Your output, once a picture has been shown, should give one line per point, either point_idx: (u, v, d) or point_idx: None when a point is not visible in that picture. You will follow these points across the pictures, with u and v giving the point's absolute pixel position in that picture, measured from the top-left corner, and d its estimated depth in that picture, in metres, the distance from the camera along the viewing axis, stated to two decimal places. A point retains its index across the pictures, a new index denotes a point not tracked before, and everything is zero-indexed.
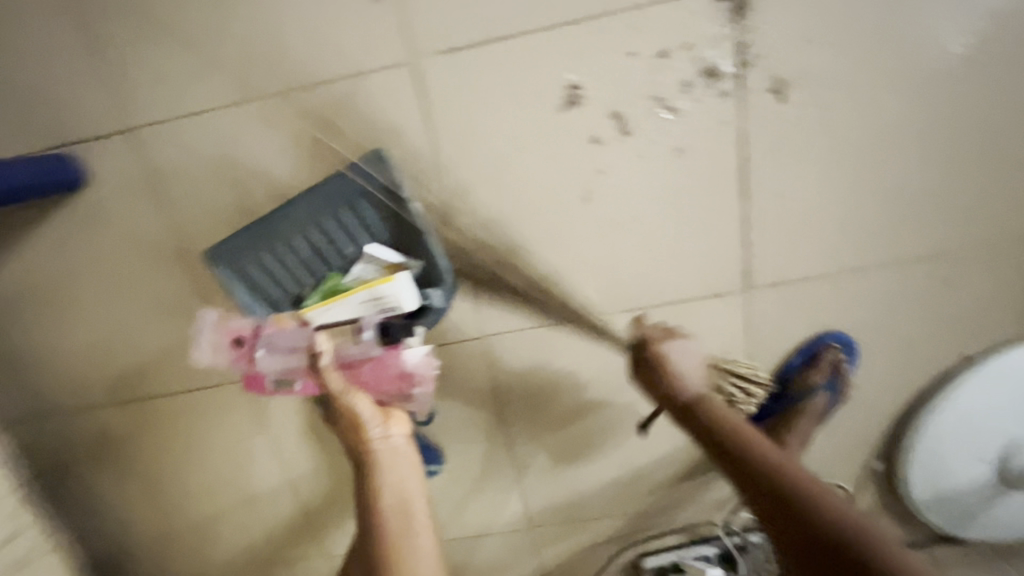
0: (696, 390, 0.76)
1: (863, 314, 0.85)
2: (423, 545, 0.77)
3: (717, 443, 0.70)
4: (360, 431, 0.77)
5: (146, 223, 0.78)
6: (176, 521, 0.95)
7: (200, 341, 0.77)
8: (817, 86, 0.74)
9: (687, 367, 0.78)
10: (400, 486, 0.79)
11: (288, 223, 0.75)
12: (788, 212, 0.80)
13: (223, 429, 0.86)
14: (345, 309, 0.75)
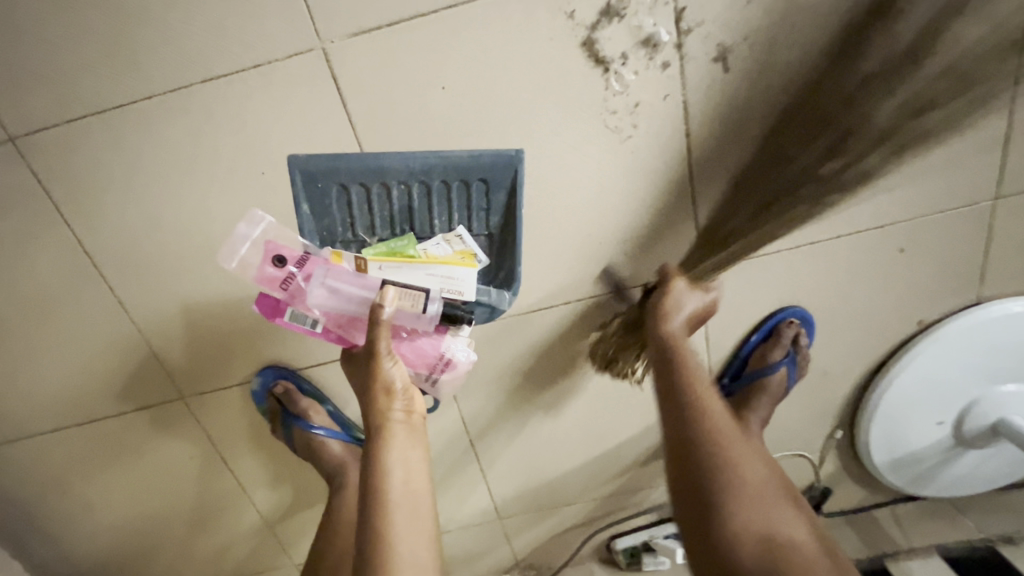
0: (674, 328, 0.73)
1: (817, 286, 0.81)
2: (423, 531, 0.68)
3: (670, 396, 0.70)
4: (384, 398, 0.71)
5: (56, 249, 0.74)
6: (154, 529, 0.99)
7: (242, 241, 0.66)
8: (764, 49, 0.66)
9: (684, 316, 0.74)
10: (407, 469, 0.71)
11: (397, 168, 0.68)
12: (740, 191, 0.74)
13: (186, 438, 0.89)
14: (413, 272, 0.68)
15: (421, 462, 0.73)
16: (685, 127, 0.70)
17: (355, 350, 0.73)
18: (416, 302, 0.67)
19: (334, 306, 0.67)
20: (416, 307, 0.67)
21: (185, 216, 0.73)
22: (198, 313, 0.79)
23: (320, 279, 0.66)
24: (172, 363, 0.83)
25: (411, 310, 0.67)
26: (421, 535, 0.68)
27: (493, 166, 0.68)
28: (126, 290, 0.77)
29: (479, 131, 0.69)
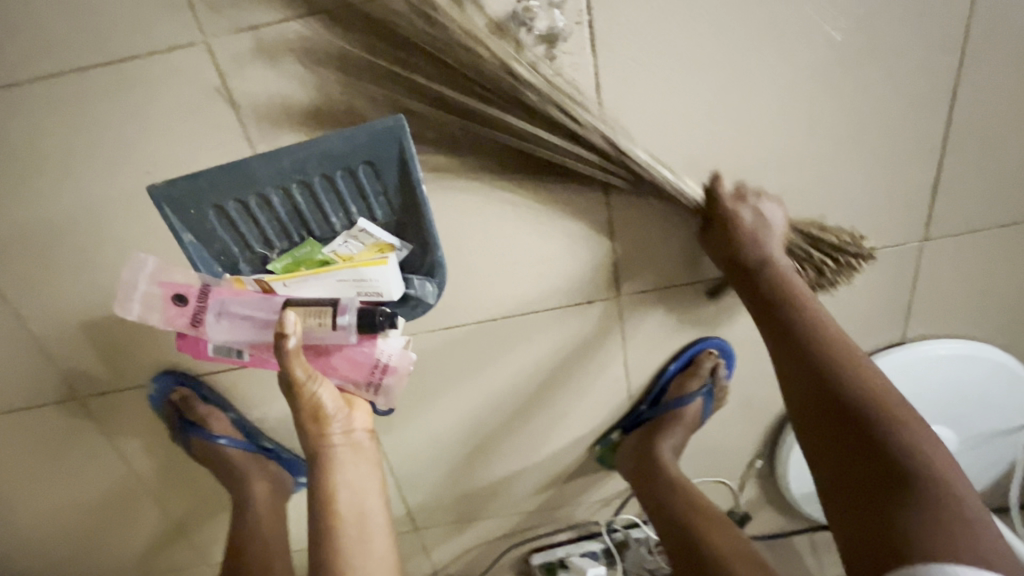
0: (767, 256, 0.64)
1: (738, 318, 0.79)
2: (376, 547, 0.69)
3: (773, 322, 0.61)
4: (318, 421, 0.68)
5: None
6: (55, 529, 0.95)
7: (132, 291, 0.64)
8: (685, 73, 0.62)
9: (763, 229, 0.65)
10: (355, 494, 0.71)
11: (262, 169, 0.59)
12: (658, 217, 0.71)
13: (80, 439, 0.85)
14: (322, 285, 0.63)
15: (368, 480, 0.72)
16: None
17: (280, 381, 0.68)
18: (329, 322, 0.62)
19: (247, 333, 0.65)
20: (325, 324, 0.62)
21: (66, 212, 0.68)
22: (87, 314, 0.75)
23: (224, 312, 0.64)
24: (62, 362, 0.78)
25: (320, 325, 0.62)
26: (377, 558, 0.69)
27: (375, 156, 0.59)
28: (7, 287, 0.72)
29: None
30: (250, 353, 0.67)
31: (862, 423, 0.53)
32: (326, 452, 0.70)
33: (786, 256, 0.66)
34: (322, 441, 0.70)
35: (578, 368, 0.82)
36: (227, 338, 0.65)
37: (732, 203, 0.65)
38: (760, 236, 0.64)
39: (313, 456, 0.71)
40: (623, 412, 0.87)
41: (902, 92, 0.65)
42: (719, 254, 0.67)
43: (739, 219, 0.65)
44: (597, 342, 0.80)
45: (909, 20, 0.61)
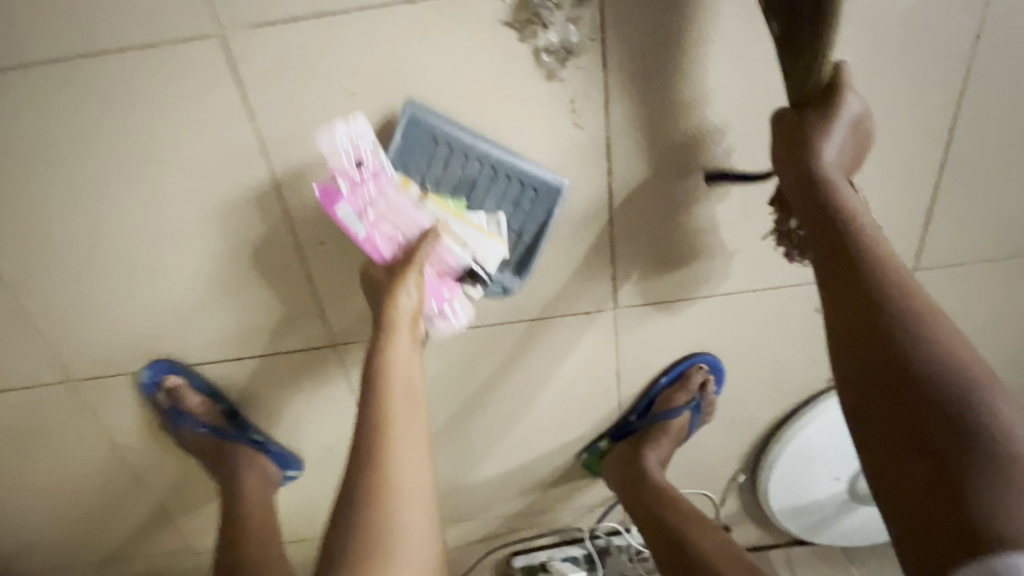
0: (829, 167, 0.49)
1: (730, 336, 0.81)
2: (414, 510, 0.55)
3: (841, 254, 0.45)
4: (391, 334, 0.61)
5: None
6: (35, 511, 0.94)
7: (333, 140, 0.62)
8: (692, 97, 0.64)
9: (848, 132, 0.52)
10: (408, 450, 0.57)
11: (487, 149, 0.64)
12: (658, 233, 0.72)
13: (67, 423, 0.85)
14: (453, 230, 0.65)
15: (420, 443, 0.59)
16: (606, 166, 0.67)
17: (373, 266, 0.66)
18: (456, 240, 0.65)
19: (394, 213, 0.64)
20: (457, 245, 0.65)
21: (67, 196, 0.68)
22: (83, 298, 0.74)
23: (386, 195, 0.63)
24: (53, 345, 0.78)
25: (452, 247, 0.65)
26: (421, 535, 0.55)
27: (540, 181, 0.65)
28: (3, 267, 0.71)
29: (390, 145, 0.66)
30: (365, 228, 0.63)
31: (924, 372, 0.38)
32: (381, 388, 0.59)
33: (852, 188, 0.50)
34: (384, 357, 0.61)
35: (569, 378, 0.83)
36: (370, 206, 0.63)
37: (833, 93, 0.53)
38: (836, 134, 0.51)
39: (368, 390, 0.59)
40: (611, 422, 0.88)
41: (900, 127, 0.66)
42: (789, 172, 0.52)
43: (821, 133, 0.51)
44: (591, 351, 0.81)
45: (912, 59, 0.63)
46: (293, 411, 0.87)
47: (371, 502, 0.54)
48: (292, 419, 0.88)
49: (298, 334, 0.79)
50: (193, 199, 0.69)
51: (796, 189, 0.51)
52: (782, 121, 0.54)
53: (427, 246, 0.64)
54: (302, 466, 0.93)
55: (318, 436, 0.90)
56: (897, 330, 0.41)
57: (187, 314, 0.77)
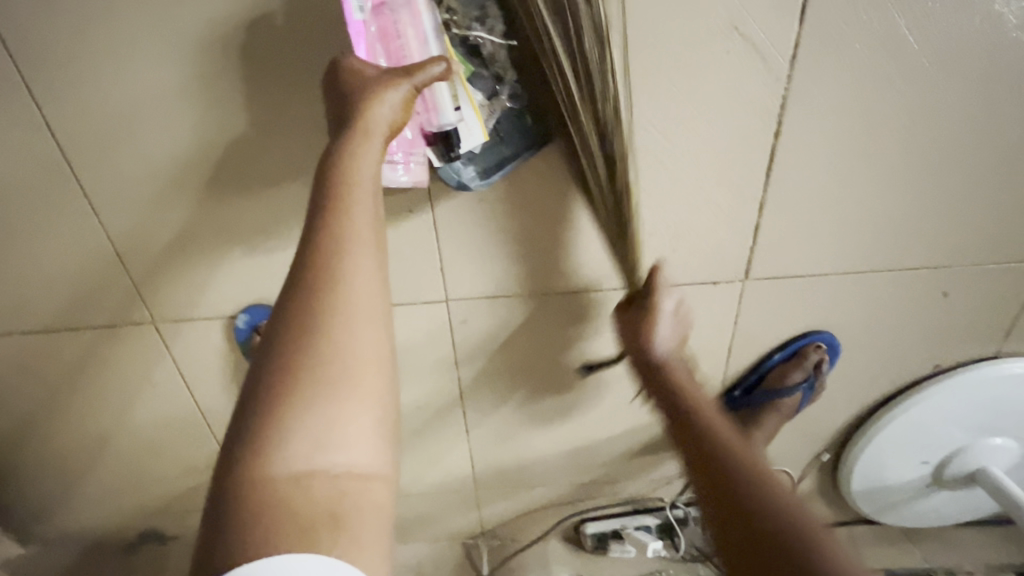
0: (666, 348, 0.66)
1: (852, 316, 0.79)
2: (362, 361, 0.51)
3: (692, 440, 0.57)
4: (355, 140, 0.53)
5: (47, 139, 0.65)
6: (104, 447, 0.92)
7: None
8: (878, 58, 0.60)
9: (670, 320, 0.68)
10: (365, 275, 0.52)
11: None
12: (806, 202, 0.69)
13: (159, 360, 0.83)
14: (453, 82, 0.58)
15: (377, 277, 0.54)
16: (776, 126, 0.64)
17: (354, 60, 0.55)
18: (451, 95, 0.58)
19: (404, 22, 0.56)
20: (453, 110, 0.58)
21: (185, 121, 0.65)
22: (195, 234, 0.72)
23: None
24: (156, 280, 0.76)
25: (444, 101, 0.57)
26: (374, 370, 0.51)
27: (551, 97, 0.62)
28: (105, 194, 0.69)
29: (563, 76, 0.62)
30: (367, 13, 0.55)
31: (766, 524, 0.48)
32: (337, 211, 0.53)
33: (678, 343, 0.68)
34: (342, 185, 0.53)
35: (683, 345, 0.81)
36: (382, 2, 0.55)
37: (653, 286, 0.68)
38: (661, 326, 0.67)
39: (322, 215, 0.53)
40: (714, 395, 0.87)
41: None
42: (628, 339, 0.68)
43: (658, 306, 0.67)
44: (711, 320, 0.78)
45: None
46: None
47: (317, 334, 0.50)
48: None
49: (410, 283, 0.75)
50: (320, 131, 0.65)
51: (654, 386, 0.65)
52: (620, 336, 0.70)
53: (430, 75, 0.54)
54: None
55: (409, 391, 0.87)
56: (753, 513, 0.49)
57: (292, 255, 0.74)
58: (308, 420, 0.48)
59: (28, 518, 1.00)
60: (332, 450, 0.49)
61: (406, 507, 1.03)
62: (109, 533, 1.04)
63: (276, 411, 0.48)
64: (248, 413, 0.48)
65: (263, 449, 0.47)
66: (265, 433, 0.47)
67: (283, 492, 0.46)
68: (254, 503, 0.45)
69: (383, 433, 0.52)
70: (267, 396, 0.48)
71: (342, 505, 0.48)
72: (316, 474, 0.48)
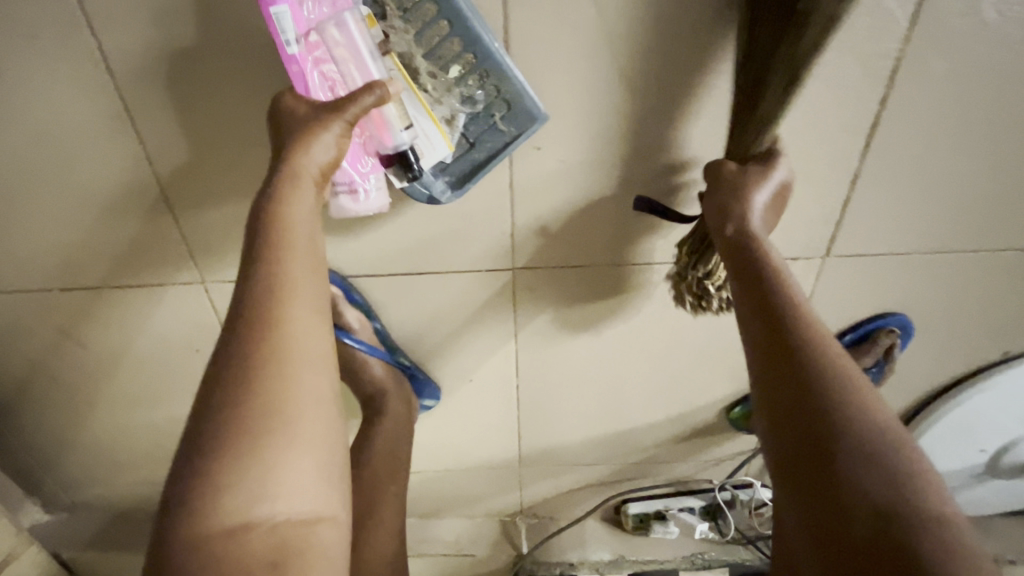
0: (750, 227, 0.55)
1: (930, 297, 0.76)
2: (307, 400, 0.48)
3: (777, 325, 0.50)
4: (291, 184, 0.50)
5: (81, 78, 0.58)
6: (139, 415, 0.88)
7: None
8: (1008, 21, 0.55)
9: (761, 185, 0.56)
10: (307, 318, 0.50)
11: None
12: (900, 175, 0.65)
13: (198, 325, 0.78)
14: (401, 102, 0.55)
15: (321, 316, 0.51)
16: (882, 94, 0.59)
17: (292, 98, 0.53)
18: (399, 115, 0.54)
19: (338, 49, 0.52)
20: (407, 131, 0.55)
21: (251, 57, 0.57)
22: (244, 192, 0.66)
23: (341, 23, 0.51)
24: (198, 239, 0.69)
25: (393, 124, 0.54)
26: (317, 411, 0.48)
27: (518, 100, 0.57)
28: (160, 141, 0.62)
29: (640, 45, 0.57)
30: (300, 43, 0.52)
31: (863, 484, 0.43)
32: (275, 253, 0.50)
33: (766, 226, 0.57)
34: (277, 231, 0.50)
35: (692, 330, 0.79)
36: (314, 26, 0.52)
37: (771, 156, 0.58)
38: (755, 194, 0.56)
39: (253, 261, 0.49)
40: None
41: None
42: (711, 209, 0.57)
43: (744, 179, 0.56)
44: None
45: None
46: (444, 332, 0.80)
47: (252, 376, 0.47)
48: (441, 339, 0.81)
49: (476, 252, 0.71)
50: None
51: (724, 249, 0.56)
52: (707, 196, 0.58)
53: (363, 107, 0.50)
54: (440, 395, 0.87)
55: (461, 364, 0.84)
56: (828, 415, 0.46)
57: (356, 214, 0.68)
58: (252, 462, 0.45)
59: (57, 486, 0.97)
60: (271, 495, 0.45)
61: (444, 483, 1.00)
62: (137, 503, 1.01)
63: (210, 467, 0.44)
64: (181, 468, 0.45)
65: (198, 502, 0.44)
66: (202, 488, 0.44)
67: (219, 550, 0.43)
68: (188, 562, 0.42)
69: (331, 474, 0.49)
70: (199, 447, 0.45)
71: (286, 554, 0.44)
72: (255, 526, 0.44)
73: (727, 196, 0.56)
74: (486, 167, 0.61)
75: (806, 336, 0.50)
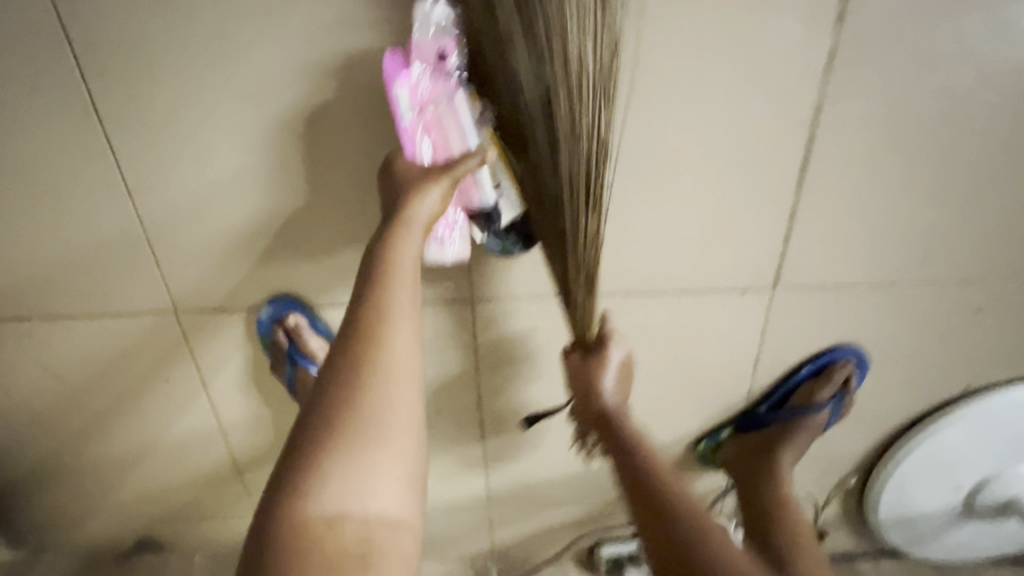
0: (609, 403, 0.66)
1: (882, 329, 0.78)
2: (404, 411, 0.50)
3: (637, 487, 0.58)
4: (401, 224, 0.56)
5: (72, 119, 0.63)
6: (108, 447, 0.88)
7: (430, 28, 0.57)
8: (911, 72, 0.61)
9: (614, 364, 0.68)
10: (405, 340, 0.52)
11: None
12: (835, 211, 0.69)
13: (170, 354, 0.80)
14: (494, 166, 0.62)
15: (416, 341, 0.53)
16: (808, 135, 0.64)
17: (404, 156, 0.60)
18: (492, 176, 0.62)
19: (448, 121, 0.59)
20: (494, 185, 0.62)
21: (227, 101, 0.63)
22: (216, 226, 0.70)
23: (450, 100, 0.58)
24: (173, 270, 0.73)
25: (484, 180, 0.61)
26: (408, 425, 0.50)
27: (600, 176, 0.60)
28: (140, 177, 0.67)
29: None
30: (413, 115, 0.59)
31: None
32: (383, 277, 0.54)
33: (620, 400, 0.67)
34: (385, 258, 0.55)
35: (657, 358, 0.80)
36: (427, 100, 0.59)
37: (604, 337, 0.68)
38: (603, 373, 0.67)
39: (365, 289, 0.54)
40: (739, 408, 0.85)
41: None
42: (579, 402, 0.69)
43: (604, 360, 0.67)
44: (744, 329, 0.77)
45: None
46: None
47: (357, 383, 0.49)
48: None
49: (437, 284, 0.73)
50: (363, 120, 0.64)
51: (601, 431, 0.66)
52: (569, 379, 0.70)
53: (467, 168, 0.58)
54: None
55: (427, 397, 0.85)
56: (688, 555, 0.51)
57: (324, 247, 0.72)
58: (348, 460, 0.47)
59: (27, 524, 0.96)
60: (364, 495, 0.47)
61: None
62: (101, 541, 0.99)
63: (313, 458, 0.47)
64: (287, 455, 0.48)
65: (298, 486, 0.46)
66: (304, 475, 0.46)
67: (313, 537, 0.44)
68: (287, 541, 0.44)
69: (412, 485, 0.50)
70: (303, 441, 0.48)
71: (370, 551, 0.45)
72: (348, 518, 0.46)
73: (584, 389, 0.68)
74: (552, 229, 0.65)
75: (659, 492, 0.57)
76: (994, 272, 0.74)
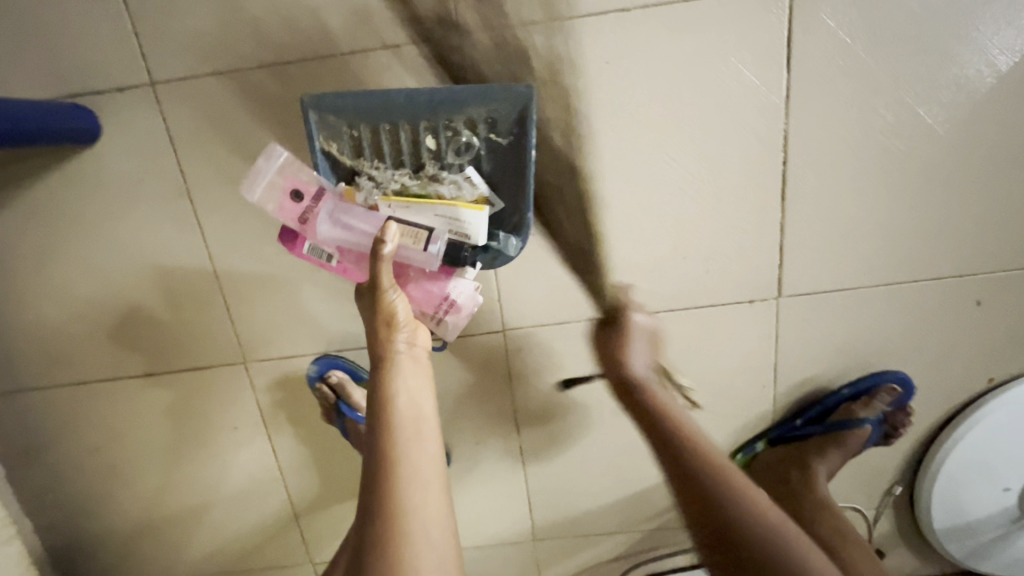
0: (641, 373, 0.71)
1: (891, 330, 0.82)
2: (436, 532, 0.61)
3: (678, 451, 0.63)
4: (394, 373, 0.67)
5: (170, 204, 0.78)
6: (179, 500, 0.96)
7: (260, 176, 0.65)
8: (861, 96, 0.71)
9: (642, 340, 0.74)
10: (420, 473, 0.63)
11: None
12: (821, 221, 0.77)
13: (238, 402, 0.89)
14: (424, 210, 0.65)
15: (430, 470, 0.64)
16: (782, 157, 0.74)
17: (361, 301, 0.68)
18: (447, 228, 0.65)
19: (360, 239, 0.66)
20: (418, 245, 0.64)
21: None
22: (280, 283, 0.82)
23: (329, 209, 0.66)
24: (244, 323, 0.84)
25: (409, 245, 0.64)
26: (444, 545, 0.61)
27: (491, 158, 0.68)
28: (221, 246, 0.80)
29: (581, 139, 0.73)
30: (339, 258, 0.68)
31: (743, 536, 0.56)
32: (388, 426, 0.64)
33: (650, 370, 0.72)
34: (385, 405, 0.65)
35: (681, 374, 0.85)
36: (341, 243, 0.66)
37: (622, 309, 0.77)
38: (635, 347, 0.73)
39: (370, 439, 0.64)
40: (776, 419, 0.87)
41: None
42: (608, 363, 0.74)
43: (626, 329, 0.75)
44: (759, 339, 0.83)
45: None
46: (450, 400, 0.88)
47: (392, 532, 0.59)
48: (448, 408, 0.88)
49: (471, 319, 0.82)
50: None
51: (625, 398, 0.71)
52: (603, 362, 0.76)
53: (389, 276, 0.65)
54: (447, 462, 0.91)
55: (468, 432, 0.90)
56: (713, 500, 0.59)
57: None
58: None
59: None
60: None
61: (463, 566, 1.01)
62: None
63: None
64: None
65: None
66: None
67: None
68: None
69: None
70: None
71: None
72: None
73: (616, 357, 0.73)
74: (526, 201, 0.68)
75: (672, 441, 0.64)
76: (986, 264, 0.78)
